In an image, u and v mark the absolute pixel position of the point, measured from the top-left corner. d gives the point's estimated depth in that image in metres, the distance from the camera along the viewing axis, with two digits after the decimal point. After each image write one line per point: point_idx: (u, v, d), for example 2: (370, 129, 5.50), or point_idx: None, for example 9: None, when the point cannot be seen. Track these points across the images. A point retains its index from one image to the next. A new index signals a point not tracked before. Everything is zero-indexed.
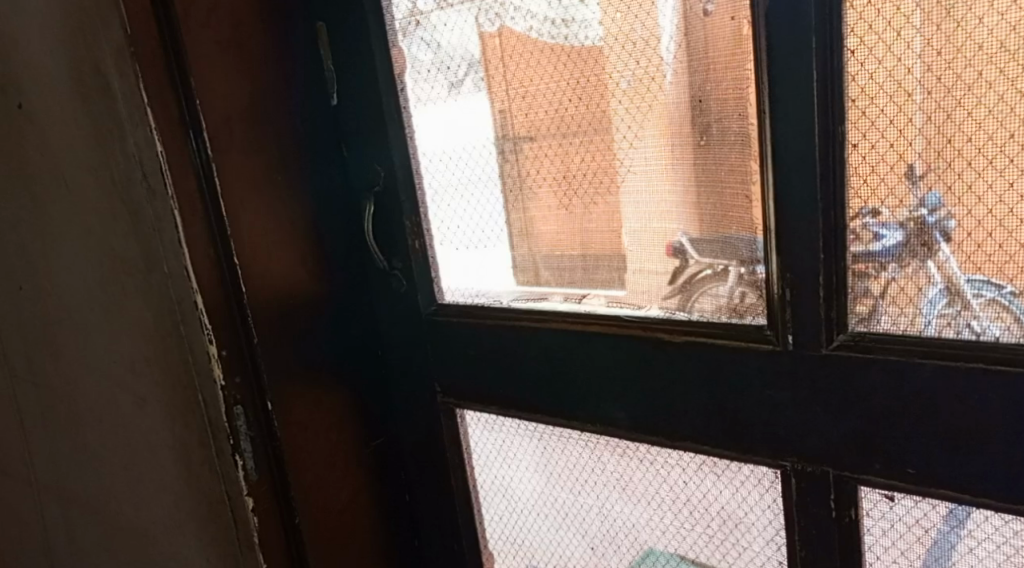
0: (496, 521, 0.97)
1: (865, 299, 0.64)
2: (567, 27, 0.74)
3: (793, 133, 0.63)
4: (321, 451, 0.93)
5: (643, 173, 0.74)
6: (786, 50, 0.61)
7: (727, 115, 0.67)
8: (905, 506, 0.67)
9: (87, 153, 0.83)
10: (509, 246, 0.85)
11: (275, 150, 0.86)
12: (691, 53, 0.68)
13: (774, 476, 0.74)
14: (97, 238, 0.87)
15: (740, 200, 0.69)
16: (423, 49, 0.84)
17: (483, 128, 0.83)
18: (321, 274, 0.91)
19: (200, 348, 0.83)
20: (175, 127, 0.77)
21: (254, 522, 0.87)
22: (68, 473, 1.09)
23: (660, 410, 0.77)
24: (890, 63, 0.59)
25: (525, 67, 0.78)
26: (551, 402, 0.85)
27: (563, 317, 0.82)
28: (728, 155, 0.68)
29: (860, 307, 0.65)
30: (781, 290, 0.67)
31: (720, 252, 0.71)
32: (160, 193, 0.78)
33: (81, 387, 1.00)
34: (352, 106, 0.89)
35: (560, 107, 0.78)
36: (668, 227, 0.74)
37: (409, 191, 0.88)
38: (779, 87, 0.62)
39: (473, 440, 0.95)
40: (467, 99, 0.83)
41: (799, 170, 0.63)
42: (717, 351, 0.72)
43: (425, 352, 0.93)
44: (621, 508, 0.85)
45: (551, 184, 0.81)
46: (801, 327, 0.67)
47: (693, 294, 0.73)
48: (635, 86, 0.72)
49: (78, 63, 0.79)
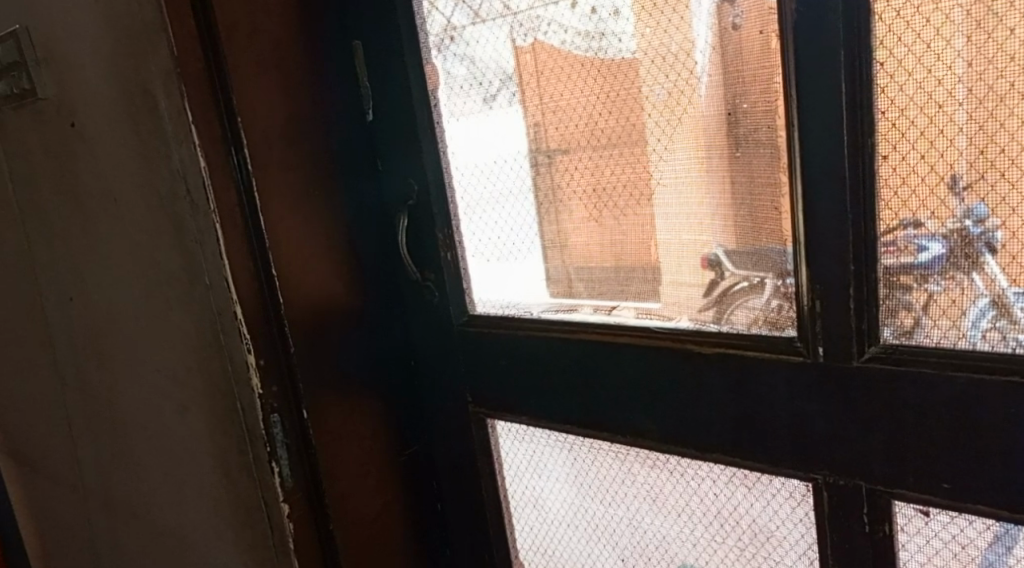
0: (527, 532, 0.97)
1: (908, 312, 0.63)
2: (600, 41, 0.75)
3: (821, 144, 0.63)
4: (354, 460, 0.95)
5: (673, 186, 0.75)
6: (813, 64, 0.62)
7: (757, 128, 0.68)
8: (941, 523, 0.66)
9: (135, 169, 0.86)
10: (541, 257, 0.86)
11: (312, 167, 0.88)
12: (725, 65, 0.68)
13: (805, 490, 0.73)
14: (143, 251, 0.90)
15: (769, 211, 0.69)
16: (457, 63, 0.86)
17: (516, 141, 0.84)
18: (354, 285, 0.93)
19: (238, 357, 0.84)
20: (217, 144, 0.80)
21: (289, 528, 0.89)
22: (112, 478, 1.13)
23: (689, 423, 0.77)
24: (920, 75, 0.59)
25: (557, 82, 0.80)
26: (581, 414, 0.85)
27: (592, 328, 0.82)
28: (757, 167, 0.69)
29: (900, 319, 0.64)
30: (811, 303, 0.66)
31: (756, 265, 0.70)
32: (202, 208, 0.81)
33: (126, 395, 1.03)
34: (386, 122, 0.91)
35: (591, 120, 0.79)
36: (701, 239, 0.74)
37: (442, 205, 0.89)
38: (807, 100, 0.62)
39: (505, 451, 0.96)
40: (501, 114, 0.84)
41: (827, 181, 0.63)
42: (747, 365, 0.72)
43: (456, 362, 0.94)
44: (651, 521, 0.85)
45: (581, 197, 0.82)
46: (830, 339, 0.66)
47: (728, 308, 0.73)
48: (668, 98, 0.73)
49: (126, 84, 0.82)
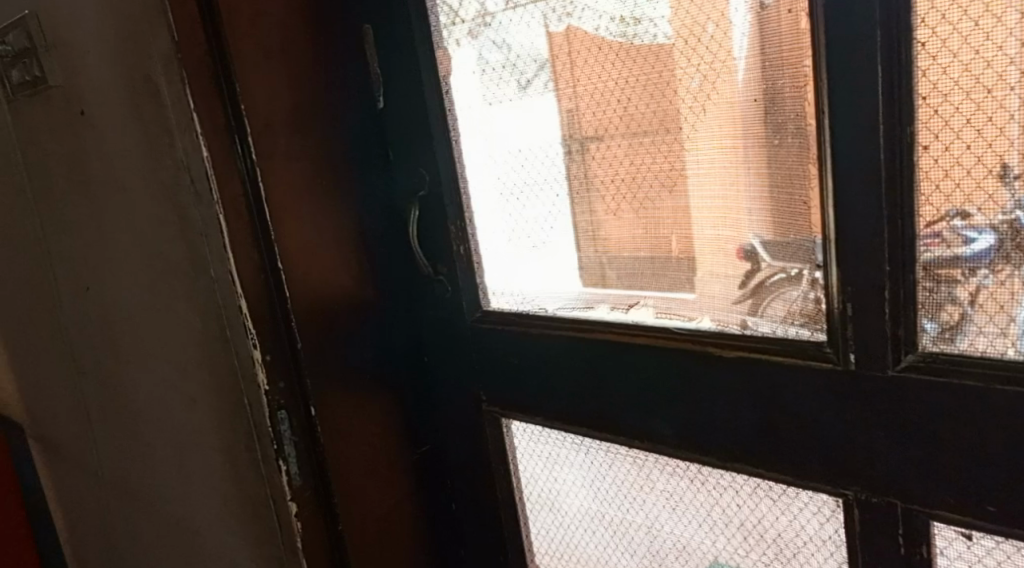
0: (543, 535, 0.93)
1: (952, 307, 0.58)
2: (635, 25, 0.70)
3: (854, 134, 0.57)
4: (365, 459, 0.92)
5: (706, 177, 0.70)
6: (845, 45, 0.56)
7: (785, 116, 0.63)
8: (985, 547, 0.61)
9: (140, 159, 0.84)
10: (575, 244, 0.81)
11: (320, 157, 0.85)
12: (762, 44, 0.63)
13: (834, 505, 0.68)
14: (151, 243, 0.88)
15: (798, 206, 0.64)
16: (493, 51, 0.80)
17: (553, 130, 0.79)
18: (365, 279, 0.90)
19: (244, 352, 0.82)
20: (221, 134, 0.77)
21: (297, 528, 0.86)
22: (127, 469, 1.12)
23: (710, 430, 0.73)
24: (967, 56, 0.54)
25: (593, 69, 0.75)
26: (597, 417, 0.81)
27: (606, 327, 0.78)
28: (785, 158, 0.64)
29: (946, 315, 0.58)
30: (842, 305, 0.61)
31: (793, 256, 0.65)
32: (205, 199, 0.78)
33: (139, 387, 1.01)
34: (398, 110, 0.88)
35: (627, 107, 0.73)
36: (725, 234, 0.70)
37: (453, 196, 0.86)
38: (837, 85, 0.57)
39: (519, 451, 0.92)
40: (537, 102, 0.79)
41: (861, 174, 0.58)
42: (772, 371, 0.67)
43: (471, 359, 0.91)
44: (670, 530, 0.81)
45: (611, 185, 0.77)
46: (863, 346, 0.61)
47: (765, 298, 0.68)
48: (703, 84, 0.68)
49: (130, 71, 0.80)
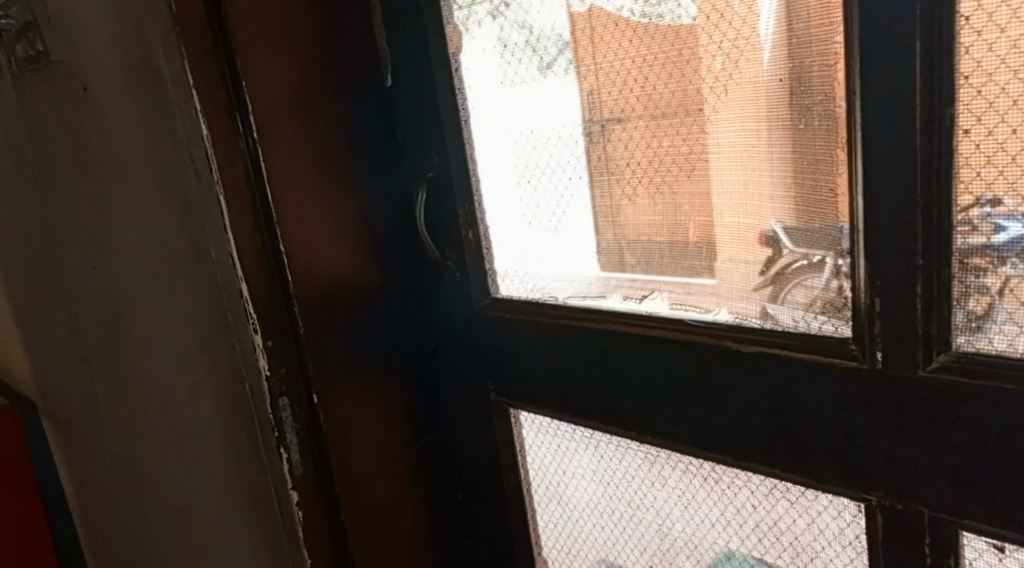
0: (551, 529, 0.91)
1: (980, 296, 0.54)
2: (660, 5, 0.66)
3: (886, 116, 0.53)
4: (370, 448, 0.90)
5: (728, 163, 0.66)
6: (880, 20, 0.52)
7: (813, 98, 0.59)
8: (1018, 561, 0.57)
9: (142, 137, 0.82)
10: (593, 228, 0.77)
11: (326, 136, 0.82)
12: (789, 20, 0.59)
13: (856, 510, 0.65)
14: (153, 223, 0.86)
15: (824, 193, 0.60)
16: (513, 30, 0.77)
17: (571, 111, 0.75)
18: (371, 263, 0.87)
19: (246, 337, 0.81)
20: (222, 111, 0.75)
21: (298, 517, 0.86)
22: (134, 452, 1.11)
23: (726, 428, 0.70)
24: (1015, 31, 0.49)
25: (616, 51, 0.71)
26: (609, 410, 0.78)
27: (617, 317, 0.75)
28: (812, 142, 0.60)
29: (972, 305, 0.55)
30: (869, 300, 0.58)
31: (816, 243, 0.61)
32: (207, 178, 0.76)
33: (144, 370, 1.00)
34: (407, 88, 0.85)
35: (649, 89, 0.70)
36: (744, 222, 0.66)
37: (463, 179, 0.84)
38: (870, 63, 0.53)
39: (528, 443, 0.89)
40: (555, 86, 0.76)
41: (894, 160, 0.54)
42: (793, 368, 0.64)
43: (480, 348, 0.88)
44: (682, 529, 0.78)
45: (629, 169, 0.73)
46: (890, 344, 0.57)
47: (786, 286, 0.64)
48: (727, 65, 0.64)
49: (131, 46, 0.78)
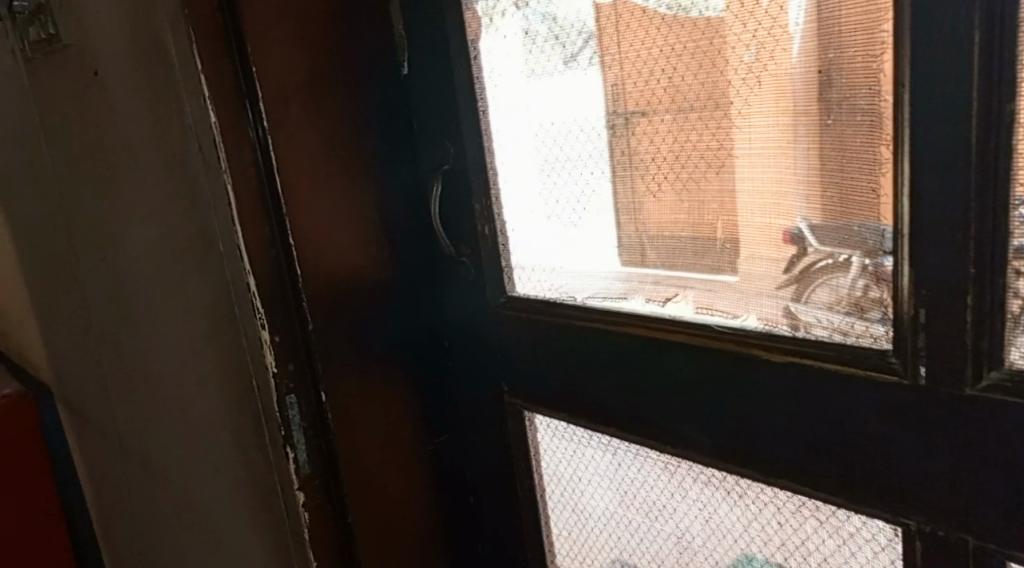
0: (565, 537, 0.88)
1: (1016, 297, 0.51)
2: None
3: (937, 111, 0.49)
4: (379, 448, 0.87)
5: (759, 159, 0.62)
6: (934, 8, 0.48)
7: (854, 91, 0.55)
8: None
9: (149, 124, 0.79)
10: (615, 225, 0.74)
11: (338, 126, 0.79)
12: (829, 7, 0.55)
13: (892, 534, 0.61)
14: (161, 213, 0.83)
15: (865, 193, 0.56)
16: (538, 20, 0.73)
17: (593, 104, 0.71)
18: (383, 258, 0.84)
19: (253, 332, 0.78)
20: (231, 98, 0.72)
21: (304, 519, 0.83)
22: (143, 443, 1.09)
23: (752, 440, 0.66)
24: None
25: (642, 42, 0.67)
26: (628, 417, 0.74)
27: (638, 321, 0.72)
28: (851, 139, 0.56)
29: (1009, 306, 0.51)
30: (912, 310, 0.54)
31: (844, 241, 0.58)
32: (214, 168, 0.73)
33: (152, 361, 0.98)
34: (423, 76, 0.81)
35: (676, 81, 0.66)
36: (775, 223, 0.62)
37: (480, 173, 0.80)
38: (920, 55, 0.49)
39: (543, 447, 0.86)
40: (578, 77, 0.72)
41: (944, 160, 0.50)
42: (826, 380, 0.60)
43: (495, 348, 0.85)
44: (703, 544, 0.74)
45: (654, 165, 0.69)
46: (934, 359, 0.53)
47: (808, 287, 0.61)
48: (760, 55, 0.59)
49: (139, 29, 0.75)
